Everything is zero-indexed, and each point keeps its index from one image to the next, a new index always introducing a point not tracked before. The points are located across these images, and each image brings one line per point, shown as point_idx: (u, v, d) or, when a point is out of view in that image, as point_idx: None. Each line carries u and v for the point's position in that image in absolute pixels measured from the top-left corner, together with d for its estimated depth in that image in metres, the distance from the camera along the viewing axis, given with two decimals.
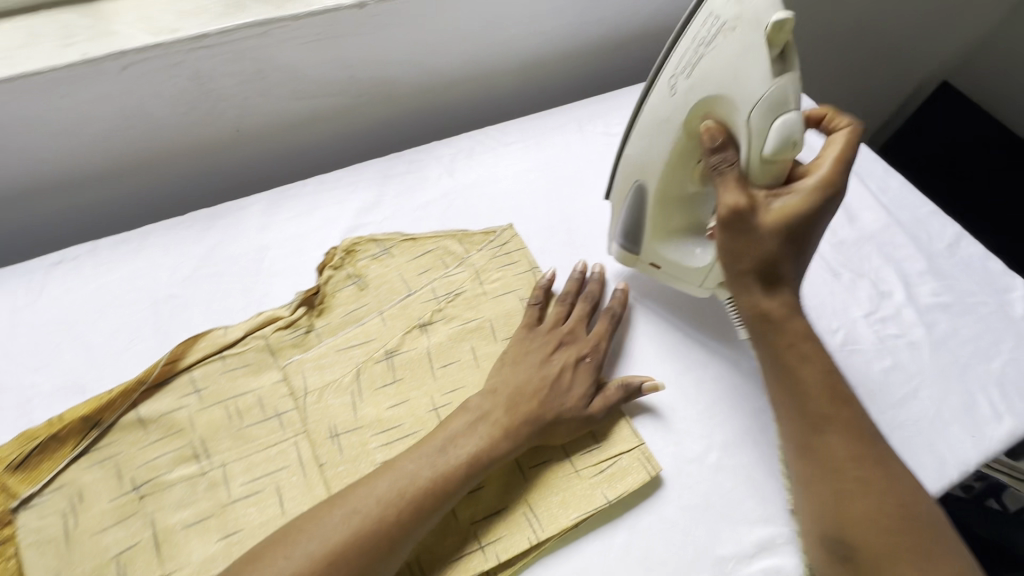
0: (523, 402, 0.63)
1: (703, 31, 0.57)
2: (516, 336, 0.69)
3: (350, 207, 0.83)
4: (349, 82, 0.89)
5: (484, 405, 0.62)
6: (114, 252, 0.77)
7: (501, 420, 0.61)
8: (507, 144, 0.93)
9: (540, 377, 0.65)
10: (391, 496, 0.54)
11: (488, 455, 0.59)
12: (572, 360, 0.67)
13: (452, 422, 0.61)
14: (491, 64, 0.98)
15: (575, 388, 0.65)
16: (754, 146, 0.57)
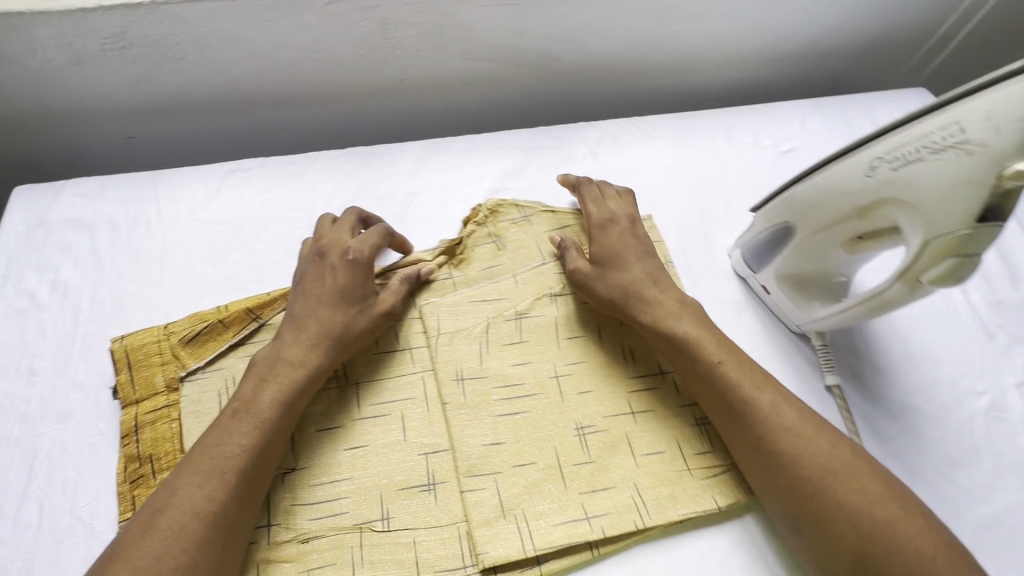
0: (296, 337, 0.61)
1: (937, 136, 0.50)
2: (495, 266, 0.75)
3: (496, 169, 0.86)
4: (513, 51, 0.91)
5: (276, 351, 0.60)
6: (281, 171, 0.83)
7: (291, 356, 0.60)
8: (654, 137, 0.92)
9: (326, 291, 0.63)
10: (198, 474, 0.52)
11: (292, 397, 0.58)
12: (336, 258, 0.65)
13: (245, 386, 0.58)
14: (650, 55, 0.98)
15: (353, 288, 0.64)
16: (913, 268, 0.54)
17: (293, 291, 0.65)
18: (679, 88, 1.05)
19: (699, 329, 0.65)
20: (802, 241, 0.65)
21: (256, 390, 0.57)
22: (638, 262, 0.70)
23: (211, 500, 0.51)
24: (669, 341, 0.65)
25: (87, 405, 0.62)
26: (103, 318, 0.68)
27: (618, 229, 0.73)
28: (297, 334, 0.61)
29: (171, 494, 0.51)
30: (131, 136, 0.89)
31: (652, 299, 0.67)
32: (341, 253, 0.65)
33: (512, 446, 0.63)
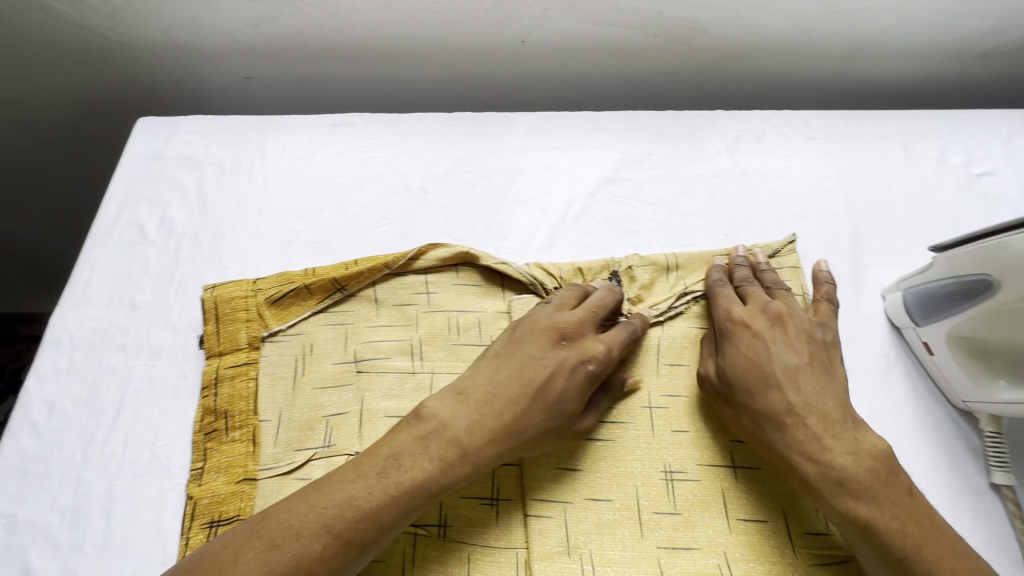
0: (490, 423, 0.53)
1: None
2: (527, 340, 0.57)
3: (612, 155, 0.76)
4: (654, 19, 0.79)
5: (442, 415, 0.53)
6: (385, 130, 0.78)
7: (471, 443, 0.52)
8: (808, 138, 0.77)
9: (546, 391, 0.55)
10: (321, 523, 0.47)
11: (438, 479, 0.51)
12: (577, 360, 0.56)
13: (404, 438, 0.52)
14: (819, 36, 0.81)
15: (569, 397, 0.55)
16: None
17: (492, 348, 0.59)
18: (844, 82, 0.87)
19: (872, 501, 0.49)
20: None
21: (413, 456, 0.51)
22: (788, 390, 0.54)
23: (326, 563, 0.46)
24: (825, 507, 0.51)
25: (177, 346, 0.64)
26: (200, 262, 0.69)
27: (754, 342, 0.57)
28: (476, 409, 0.53)
29: (292, 532, 0.46)
30: (247, 76, 0.88)
31: (801, 440, 0.52)
32: (554, 331, 0.57)
33: (588, 476, 0.56)
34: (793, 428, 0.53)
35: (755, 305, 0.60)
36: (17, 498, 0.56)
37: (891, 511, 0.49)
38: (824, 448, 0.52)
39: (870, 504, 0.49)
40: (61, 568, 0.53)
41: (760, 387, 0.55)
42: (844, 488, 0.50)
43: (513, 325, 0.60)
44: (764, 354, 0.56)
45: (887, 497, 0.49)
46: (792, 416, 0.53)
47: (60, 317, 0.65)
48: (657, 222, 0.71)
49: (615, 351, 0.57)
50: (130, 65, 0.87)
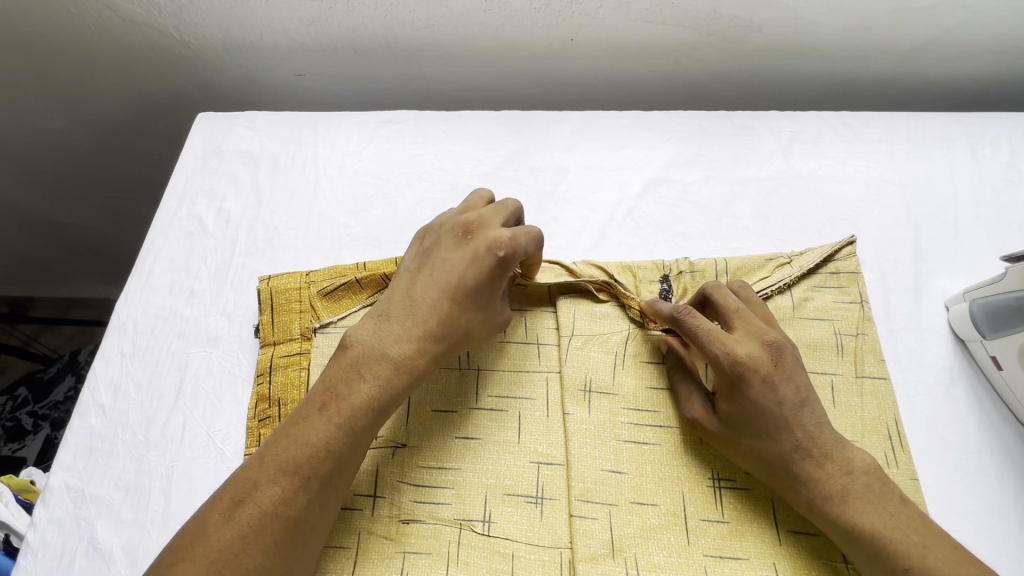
0: (421, 335, 0.52)
1: None
2: (438, 250, 0.56)
3: (661, 155, 0.75)
4: (707, 17, 0.77)
5: (367, 338, 0.52)
6: (433, 128, 0.79)
7: (398, 352, 0.51)
8: (867, 140, 0.74)
9: (463, 291, 0.54)
10: (279, 469, 0.46)
11: (383, 398, 0.50)
12: (484, 248, 0.54)
13: (335, 370, 0.51)
14: (881, 35, 0.77)
15: (474, 292, 0.54)
16: None
17: (405, 265, 0.58)
18: (905, 83, 0.84)
19: (880, 512, 0.49)
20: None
21: (352, 382, 0.50)
22: (792, 426, 0.52)
23: (291, 503, 0.45)
24: (832, 524, 0.50)
25: (232, 334, 0.66)
26: (254, 254, 0.71)
27: (759, 382, 0.52)
28: (397, 321, 0.53)
29: (251, 484, 0.45)
30: (299, 74, 0.90)
31: (812, 475, 0.51)
32: (453, 230, 0.57)
33: (633, 479, 0.55)
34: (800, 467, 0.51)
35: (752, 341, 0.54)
36: (85, 473, 0.59)
37: (894, 520, 0.49)
38: (824, 472, 0.51)
39: (877, 517, 0.49)
40: (124, 543, 0.55)
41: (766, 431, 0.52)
42: (850, 504, 0.50)
43: (417, 237, 0.58)
44: (771, 397, 0.52)
45: (890, 508, 0.49)
46: (800, 453, 0.51)
47: (125, 303, 0.68)
48: (707, 224, 0.70)
49: (524, 240, 0.55)
50: (190, 63, 0.91)
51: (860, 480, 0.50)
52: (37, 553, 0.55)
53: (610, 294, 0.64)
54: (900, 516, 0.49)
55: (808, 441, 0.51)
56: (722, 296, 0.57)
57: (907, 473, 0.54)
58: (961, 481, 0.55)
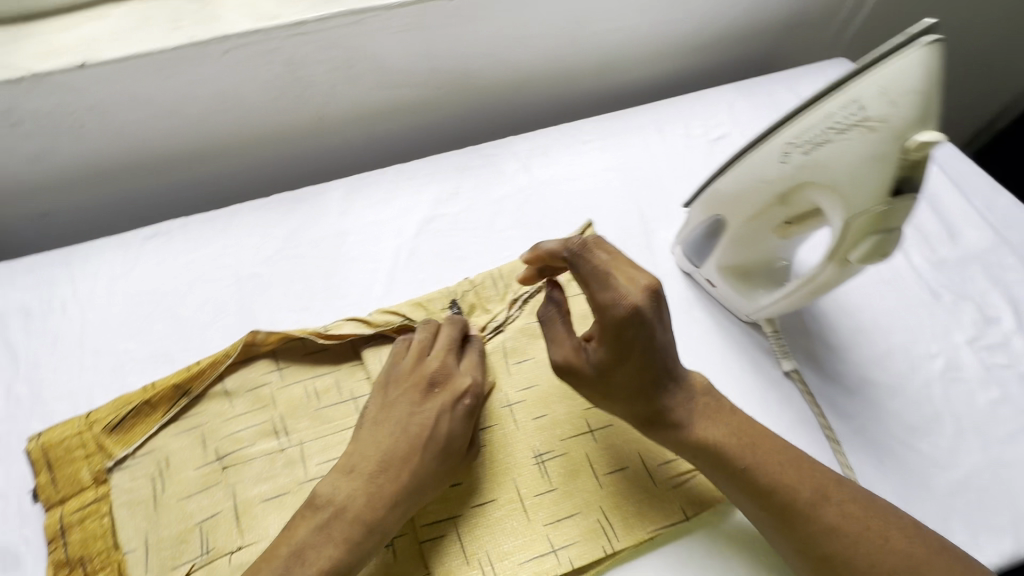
0: (388, 487, 0.55)
1: (840, 114, 0.49)
2: (399, 402, 0.60)
3: (427, 197, 0.84)
4: (431, 74, 0.89)
5: (337, 498, 0.55)
6: (203, 229, 0.79)
7: (371, 510, 0.54)
8: (584, 142, 0.91)
9: (438, 440, 0.58)
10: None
11: (346, 563, 0.52)
12: (451, 401, 0.60)
13: (303, 531, 0.53)
14: (571, 60, 0.96)
15: (454, 437, 0.59)
16: (842, 251, 0.53)
17: (366, 413, 0.60)
18: (606, 91, 1.05)
19: (715, 427, 0.57)
20: (749, 177, 0.58)
21: (325, 545, 0.52)
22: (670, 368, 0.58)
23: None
24: (686, 449, 0.58)
25: (9, 511, 0.58)
26: (22, 415, 0.64)
27: (643, 332, 0.55)
28: (373, 477, 0.56)
29: None
30: (42, 212, 0.85)
31: (668, 409, 0.58)
32: (419, 382, 0.61)
33: (469, 486, 0.60)
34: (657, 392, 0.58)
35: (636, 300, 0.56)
36: None
37: (726, 429, 0.57)
38: (680, 403, 0.58)
39: (715, 429, 0.57)
40: None
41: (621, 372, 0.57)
42: (697, 422, 0.58)
43: (383, 374, 0.63)
44: (656, 342, 0.56)
45: (723, 419, 0.58)
46: (666, 394, 0.58)
47: None
48: (480, 244, 0.80)
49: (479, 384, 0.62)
50: None
51: (706, 403, 0.58)
52: None
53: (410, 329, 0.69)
54: (734, 425, 0.58)
55: (671, 379, 0.58)
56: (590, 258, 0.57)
57: None
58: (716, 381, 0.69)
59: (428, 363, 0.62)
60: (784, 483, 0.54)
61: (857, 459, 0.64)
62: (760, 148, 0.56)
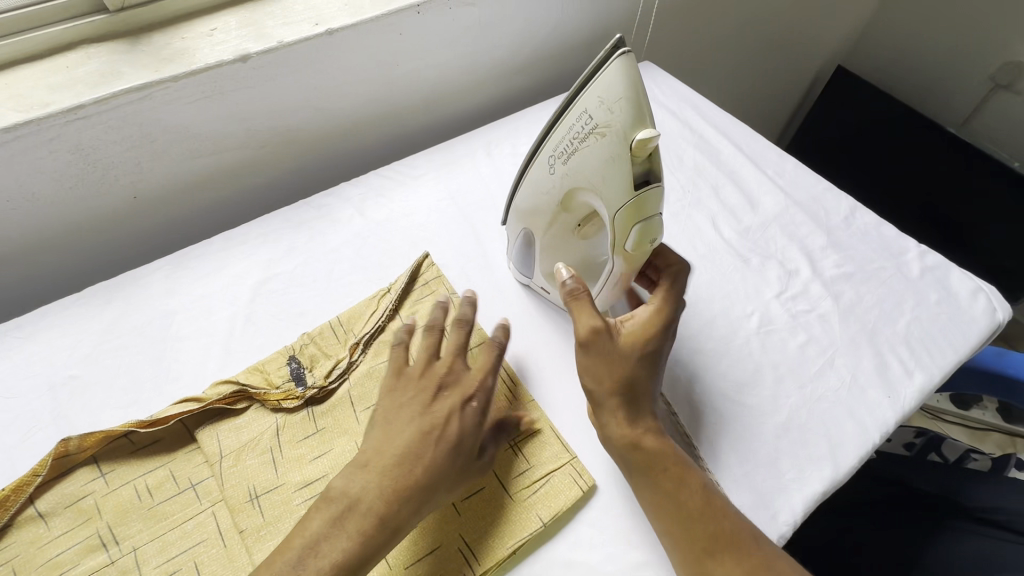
0: (417, 476, 0.55)
1: (578, 126, 0.58)
2: (403, 401, 0.60)
3: (260, 259, 0.82)
4: (247, 136, 0.88)
5: (351, 491, 0.54)
6: (5, 340, 0.72)
7: (397, 503, 0.54)
8: (417, 176, 0.93)
9: (466, 426, 0.59)
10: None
11: (360, 555, 0.51)
12: (459, 401, 0.60)
13: (300, 536, 0.52)
14: (393, 101, 0.99)
15: (468, 434, 0.59)
16: (616, 243, 0.59)
17: (405, 405, 0.60)
18: (439, 123, 1.08)
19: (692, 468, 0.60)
20: (540, 187, 0.65)
21: (329, 541, 0.51)
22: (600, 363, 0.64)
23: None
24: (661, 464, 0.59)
25: None
26: None
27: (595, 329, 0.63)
28: (394, 470, 0.55)
29: None
30: None
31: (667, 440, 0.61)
32: (450, 375, 0.62)
33: None
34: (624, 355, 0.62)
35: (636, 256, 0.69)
36: None
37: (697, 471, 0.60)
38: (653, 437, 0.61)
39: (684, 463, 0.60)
40: None
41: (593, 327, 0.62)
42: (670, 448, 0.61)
43: (397, 368, 0.63)
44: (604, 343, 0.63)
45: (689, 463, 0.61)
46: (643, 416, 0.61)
47: None
48: (320, 296, 0.79)
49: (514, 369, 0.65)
50: None
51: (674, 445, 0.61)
52: None
53: (247, 399, 0.67)
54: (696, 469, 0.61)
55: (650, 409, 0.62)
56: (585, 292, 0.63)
57: (525, 398, 0.68)
58: (563, 382, 0.72)
59: (439, 364, 0.62)
60: (721, 512, 0.57)
61: (695, 426, 0.69)
62: (541, 161, 0.64)
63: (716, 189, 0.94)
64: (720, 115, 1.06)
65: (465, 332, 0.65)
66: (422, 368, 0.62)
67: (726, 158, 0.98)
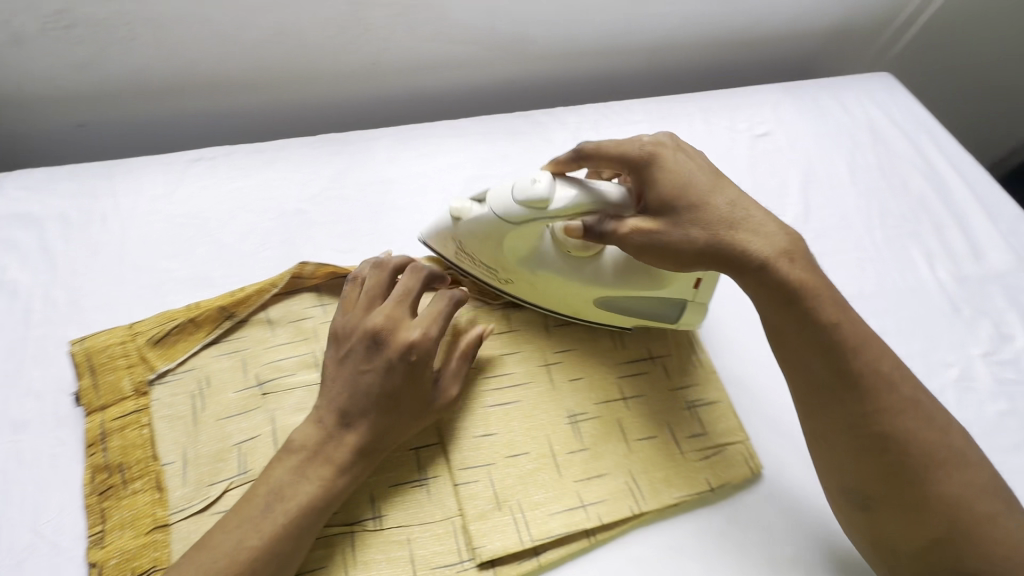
0: (340, 436, 0.54)
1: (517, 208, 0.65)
2: (355, 351, 0.57)
3: (475, 156, 0.84)
4: (490, 34, 0.88)
5: (310, 441, 0.54)
6: (248, 160, 0.78)
7: (341, 455, 0.54)
8: (633, 122, 0.92)
9: (380, 385, 0.55)
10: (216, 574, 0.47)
11: (325, 500, 0.52)
12: (394, 356, 0.56)
13: (278, 473, 0.52)
14: (626, 39, 0.97)
15: (405, 388, 0.56)
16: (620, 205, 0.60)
17: (330, 355, 0.58)
18: (654, 75, 1.05)
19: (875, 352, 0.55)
20: (513, 285, 0.68)
21: (292, 485, 0.52)
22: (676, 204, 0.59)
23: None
24: (793, 324, 0.57)
25: (45, 414, 0.58)
26: (57, 321, 0.63)
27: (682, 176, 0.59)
28: (335, 425, 0.55)
29: (252, 551, 0.48)
30: (80, 123, 0.83)
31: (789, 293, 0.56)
32: (373, 327, 0.57)
33: (503, 437, 0.61)
34: (720, 242, 0.57)
35: (697, 158, 0.62)
36: None
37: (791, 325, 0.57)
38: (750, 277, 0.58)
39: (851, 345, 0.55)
40: None
41: (678, 214, 0.58)
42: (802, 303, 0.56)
43: (340, 319, 0.59)
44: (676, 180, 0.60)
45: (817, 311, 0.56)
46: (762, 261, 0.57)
47: None
48: None
49: (435, 322, 0.58)
50: None
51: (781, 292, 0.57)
52: None
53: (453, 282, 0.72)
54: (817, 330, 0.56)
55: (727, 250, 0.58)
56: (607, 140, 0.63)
57: (707, 367, 0.69)
58: (742, 365, 0.72)
59: (377, 315, 0.58)
60: (887, 404, 0.54)
61: None
62: (485, 271, 0.69)
63: (939, 227, 0.87)
64: (959, 151, 0.97)
65: (411, 286, 0.59)
66: (386, 313, 0.58)
67: (957, 198, 0.91)
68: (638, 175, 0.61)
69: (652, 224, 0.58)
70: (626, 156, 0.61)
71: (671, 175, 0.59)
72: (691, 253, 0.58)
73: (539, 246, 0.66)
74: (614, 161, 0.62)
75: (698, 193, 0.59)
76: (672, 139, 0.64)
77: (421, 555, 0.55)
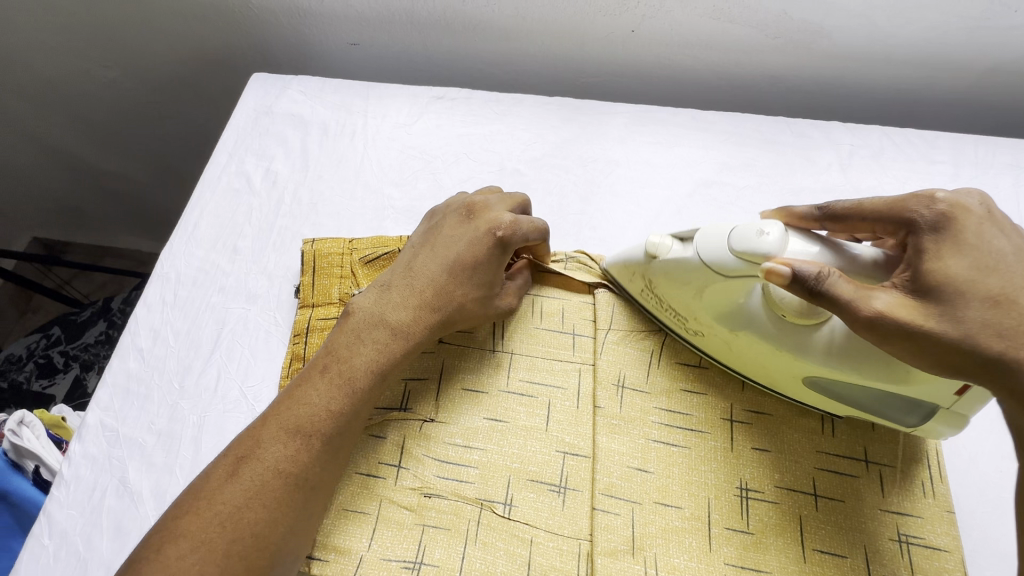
0: (404, 306, 0.53)
1: None
2: (441, 231, 0.58)
3: (714, 157, 0.73)
4: (776, 19, 0.75)
5: (372, 307, 0.53)
6: (485, 108, 0.78)
7: (398, 321, 0.53)
8: (931, 160, 0.72)
9: (443, 258, 0.55)
10: (280, 429, 0.47)
11: (385, 362, 0.51)
12: (481, 233, 0.56)
13: (337, 337, 0.52)
14: (952, 54, 0.75)
15: (482, 266, 0.55)
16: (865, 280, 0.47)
17: (409, 243, 0.59)
18: (975, 104, 0.82)
19: None
20: (703, 339, 0.58)
21: (351, 349, 0.51)
22: (980, 306, 0.43)
23: (294, 460, 0.46)
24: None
25: (271, 295, 0.67)
26: (299, 217, 0.72)
27: (997, 269, 0.44)
28: (398, 295, 0.54)
29: (307, 411, 0.48)
30: (353, 42, 0.91)
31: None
32: (457, 212, 0.59)
33: (659, 480, 0.55)
34: (1016, 360, 0.42)
35: (1012, 235, 0.45)
36: (120, 414, 0.61)
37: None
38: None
39: None
40: (152, 485, 0.57)
41: (963, 303, 0.43)
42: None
43: (424, 216, 0.61)
44: (987, 274, 0.43)
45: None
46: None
47: (170, 253, 0.70)
48: None
49: (523, 223, 0.57)
50: (251, 24, 0.94)
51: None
52: (70, 486, 0.57)
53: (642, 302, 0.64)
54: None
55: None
56: (921, 195, 0.47)
57: (944, 504, 0.53)
58: (985, 517, 0.55)
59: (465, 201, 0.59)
60: None
61: None
62: (671, 318, 0.60)
63: None
64: None
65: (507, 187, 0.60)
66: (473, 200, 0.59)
67: None
68: (918, 239, 0.45)
69: (914, 306, 0.43)
70: (901, 216, 0.46)
71: (971, 251, 0.44)
72: (965, 355, 0.42)
73: (746, 303, 0.54)
74: (884, 221, 0.48)
75: (999, 282, 0.43)
76: (980, 199, 0.46)
77: (538, 562, 0.52)
